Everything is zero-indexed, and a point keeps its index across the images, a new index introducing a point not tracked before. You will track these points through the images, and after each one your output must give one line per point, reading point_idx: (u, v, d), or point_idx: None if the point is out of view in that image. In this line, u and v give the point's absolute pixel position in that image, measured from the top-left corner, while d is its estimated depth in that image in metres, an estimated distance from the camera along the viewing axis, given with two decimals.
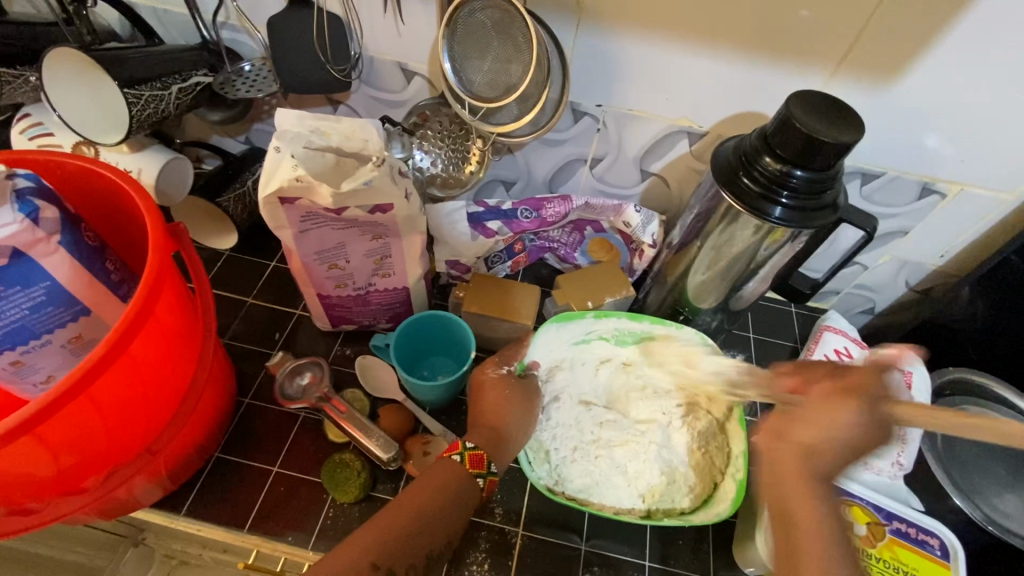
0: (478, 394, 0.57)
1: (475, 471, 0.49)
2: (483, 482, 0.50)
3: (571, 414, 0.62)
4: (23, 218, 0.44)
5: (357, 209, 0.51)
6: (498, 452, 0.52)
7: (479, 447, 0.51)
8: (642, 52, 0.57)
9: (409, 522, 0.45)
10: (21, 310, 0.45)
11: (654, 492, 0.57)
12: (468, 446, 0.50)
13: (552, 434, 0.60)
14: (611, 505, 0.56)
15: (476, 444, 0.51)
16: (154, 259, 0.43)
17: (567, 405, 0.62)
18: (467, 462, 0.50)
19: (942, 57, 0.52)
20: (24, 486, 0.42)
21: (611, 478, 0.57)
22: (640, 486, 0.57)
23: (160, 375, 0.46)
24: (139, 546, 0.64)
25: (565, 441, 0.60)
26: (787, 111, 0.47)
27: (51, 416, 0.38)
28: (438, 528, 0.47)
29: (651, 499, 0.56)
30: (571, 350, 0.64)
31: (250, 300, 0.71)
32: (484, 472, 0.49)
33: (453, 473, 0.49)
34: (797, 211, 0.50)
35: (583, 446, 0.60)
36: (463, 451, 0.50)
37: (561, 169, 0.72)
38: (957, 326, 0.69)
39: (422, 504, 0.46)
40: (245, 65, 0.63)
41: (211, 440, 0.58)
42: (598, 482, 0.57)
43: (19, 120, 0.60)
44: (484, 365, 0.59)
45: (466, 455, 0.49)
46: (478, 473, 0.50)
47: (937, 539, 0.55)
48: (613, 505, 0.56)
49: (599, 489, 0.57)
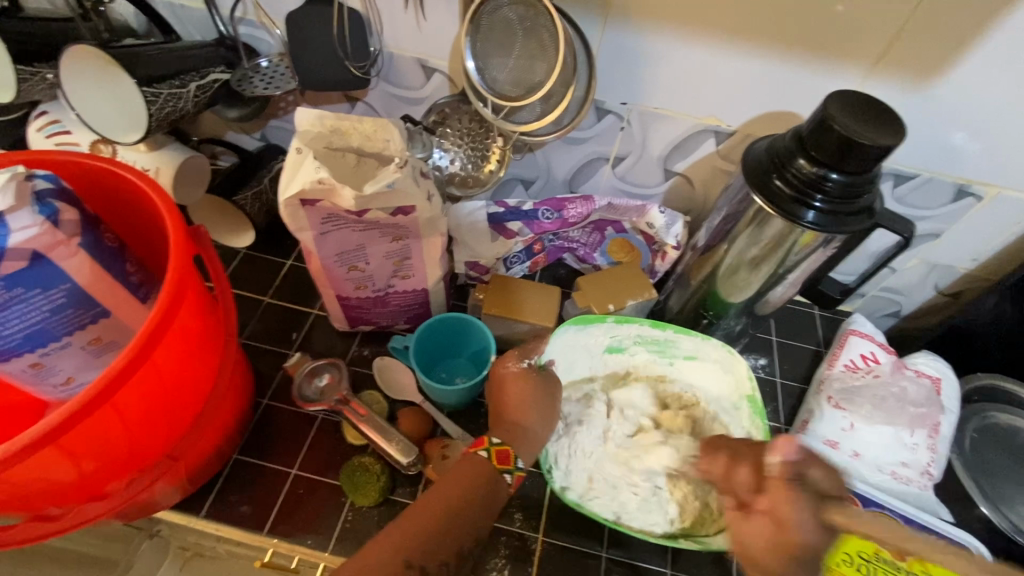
0: (498, 390, 0.55)
1: (502, 467, 0.49)
2: (511, 478, 0.50)
3: (594, 440, 0.59)
4: (43, 220, 0.43)
5: (379, 211, 0.50)
6: (520, 447, 0.52)
7: (506, 443, 0.50)
8: (671, 49, 0.55)
9: (442, 518, 0.45)
10: (42, 312, 0.45)
11: (686, 517, 0.55)
12: (495, 441, 0.50)
13: (568, 468, 0.57)
14: (634, 525, 0.55)
15: (502, 439, 0.51)
16: (176, 265, 0.42)
17: (589, 436, 0.59)
18: (494, 458, 0.49)
19: (987, 54, 0.50)
20: (48, 492, 0.42)
21: (640, 499, 0.56)
22: (670, 510, 0.56)
23: (182, 381, 0.46)
24: (154, 538, 0.61)
25: (587, 453, 0.58)
26: (824, 113, 0.45)
27: (76, 425, 0.38)
28: (469, 523, 0.46)
29: (682, 522, 0.55)
30: (595, 358, 0.64)
31: (266, 299, 0.71)
32: (511, 468, 0.49)
33: (481, 470, 0.48)
34: (831, 215, 0.49)
35: (614, 476, 0.57)
36: (489, 446, 0.50)
37: (583, 168, 0.70)
38: (985, 334, 0.67)
39: (450, 498, 0.46)
40: (262, 61, 0.62)
41: (229, 442, 0.57)
42: (627, 505, 0.56)
43: (36, 117, 0.60)
44: (504, 358, 0.57)
45: (493, 451, 0.49)
46: (504, 469, 0.49)
47: (968, 552, 0.55)
48: (636, 525, 0.55)
49: (626, 508, 0.56)
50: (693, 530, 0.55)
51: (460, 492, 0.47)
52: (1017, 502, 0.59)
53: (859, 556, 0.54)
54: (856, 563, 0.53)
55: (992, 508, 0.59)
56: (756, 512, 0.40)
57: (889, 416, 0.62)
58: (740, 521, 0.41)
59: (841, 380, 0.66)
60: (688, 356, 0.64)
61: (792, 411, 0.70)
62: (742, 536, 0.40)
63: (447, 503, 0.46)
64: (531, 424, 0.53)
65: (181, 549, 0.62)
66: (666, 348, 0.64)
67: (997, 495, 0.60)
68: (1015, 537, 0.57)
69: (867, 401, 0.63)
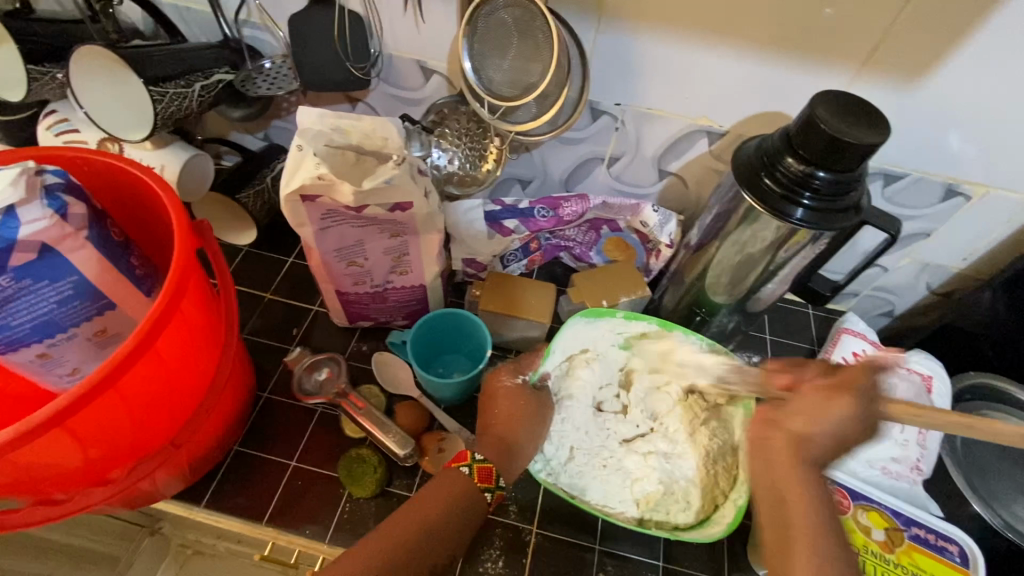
0: (490, 402, 0.57)
1: (484, 485, 0.50)
2: (492, 497, 0.50)
3: (585, 415, 0.61)
4: (52, 214, 0.44)
5: (377, 207, 0.51)
6: (506, 462, 0.53)
7: (489, 461, 0.51)
8: (663, 50, 0.57)
9: (413, 536, 0.46)
10: (49, 303, 0.46)
11: (649, 500, 0.57)
12: (477, 458, 0.51)
13: (554, 438, 0.59)
14: (594, 499, 0.57)
15: (485, 456, 0.52)
16: (180, 257, 0.44)
17: (582, 406, 0.61)
18: (476, 475, 0.50)
19: (971, 56, 0.51)
20: (53, 477, 0.43)
21: (608, 479, 0.58)
22: (636, 490, 0.57)
23: (183, 370, 0.47)
24: (156, 535, 0.65)
25: (568, 440, 0.59)
26: (811, 112, 0.46)
27: (81, 409, 0.39)
28: (442, 540, 0.47)
29: (646, 506, 0.57)
30: (603, 349, 0.63)
31: (267, 296, 0.72)
32: (492, 487, 0.50)
33: (461, 485, 0.49)
34: (819, 212, 0.50)
35: (593, 450, 0.60)
36: (472, 463, 0.50)
37: (578, 168, 0.71)
38: (977, 332, 0.67)
39: (424, 517, 0.47)
40: (266, 62, 0.63)
41: (230, 433, 0.58)
42: (596, 479, 0.58)
43: (45, 116, 0.62)
44: (499, 371, 0.60)
45: (475, 468, 0.49)
46: (487, 486, 0.50)
47: (957, 546, 0.55)
48: (600, 502, 0.57)
49: (594, 487, 0.58)
50: (653, 513, 0.56)
51: (439, 508, 0.47)
52: (1011, 501, 0.60)
53: None
54: None
55: (985, 506, 0.59)
56: (807, 391, 0.42)
57: None
58: (800, 407, 0.42)
59: None
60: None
61: None
62: (798, 406, 0.42)
63: (423, 522, 0.46)
64: (519, 442, 0.54)
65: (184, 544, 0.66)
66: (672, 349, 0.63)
67: (989, 493, 0.61)
68: (1005, 533, 0.58)
69: None
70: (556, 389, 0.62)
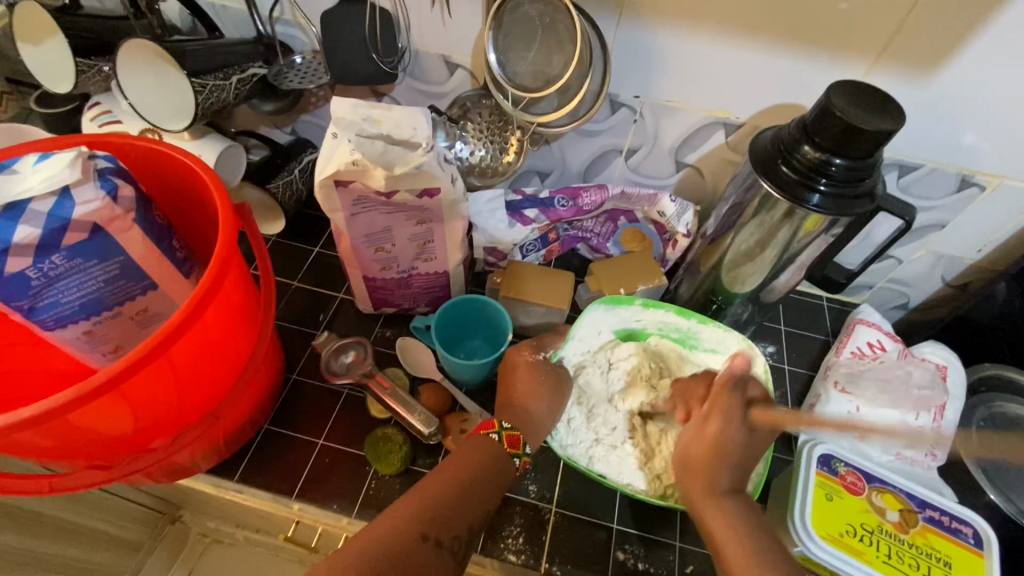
0: (507, 371, 0.59)
1: (513, 450, 0.52)
2: (520, 463, 0.52)
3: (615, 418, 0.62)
4: (104, 195, 0.47)
5: (406, 193, 0.54)
6: (530, 434, 0.55)
7: (516, 427, 0.53)
8: (681, 43, 0.59)
9: (452, 495, 0.47)
10: (98, 282, 0.49)
11: (674, 479, 0.58)
12: (505, 425, 0.53)
13: (572, 430, 0.60)
14: (625, 482, 0.58)
15: (512, 424, 0.53)
16: (224, 237, 0.46)
17: (599, 400, 0.62)
18: (505, 441, 0.52)
19: (983, 48, 0.52)
20: (103, 442, 0.45)
21: (641, 471, 0.59)
22: (659, 469, 0.59)
23: (225, 344, 0.49)
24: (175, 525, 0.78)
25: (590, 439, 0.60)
26: (827, 100, 0.48)
27: (133, 376, 0.41)
28: (478, 501, 0.48)
29: (670, 482, 0.58)
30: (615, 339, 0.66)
31: (295, 283, 0.75)
32: (521, 452, 0.52)
33: (492, 450, 0.51)
34: (835, 199, 0.51)
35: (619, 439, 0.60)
36: (500, 430, 0.52)
37: (596, 160, 0.73)
38: (992, 323, 0.68)
39: (461, 476, 0.48)
40: (297, 57, 0.67)
41: (262, 412, 0.61)
42: (622, 466, 0.59)
43: (89, 108, 0.65)
44: (519, 347, 0.61)
45: (504, 433, 0.51)
46: (515, 452, 0.52)
47: (971, 528, 0.56)
48: (632, 487, 0.58)
49: (628, 477, 0.58)
50: (677, 487, 0.58)
51: (471, 468, 0.49)
52: None
53: (863, 528, 0.55)
54: (859, 535, 0.54)
55: (1001, 496, 0.60)
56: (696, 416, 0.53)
57: (895, 400, 0.64)
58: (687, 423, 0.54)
59: (848, 365, 0.68)
60: (711, 349, 0.66)
61: (799, 395, 0.72)
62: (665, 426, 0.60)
63: (459, 478, 0.48)
64: (540, 413, 0.56)
65: (201, 535, 0.80)
66: (688, 338, 0.66)
67: (1005, 483, 0.61)
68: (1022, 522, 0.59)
69: (871, 385, 0.65)
70: (575, 379, 0.63)
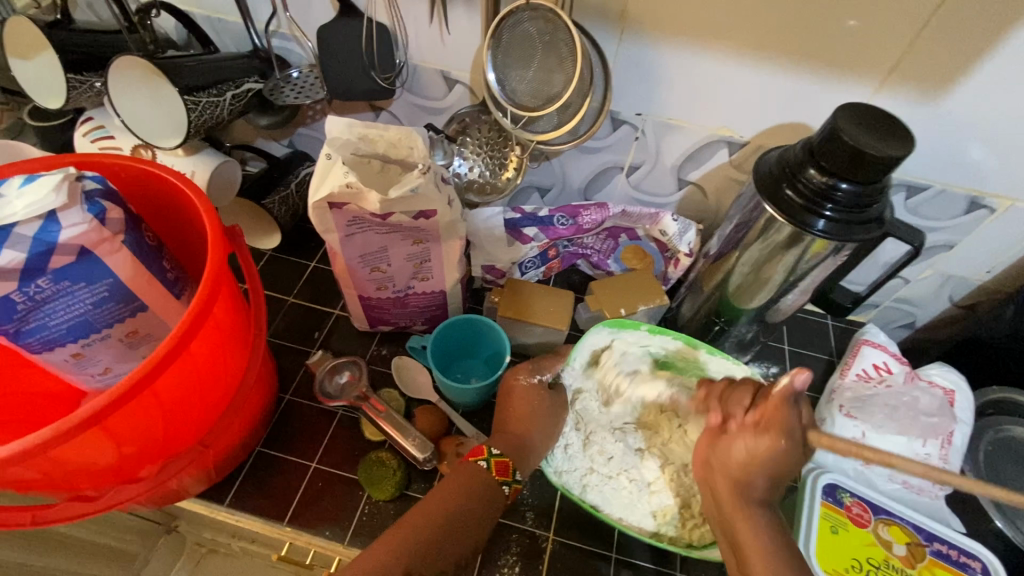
0: (507, 402, 0.58)
1: (501, 478, 0.51)
2: (509, 490, 0.51)
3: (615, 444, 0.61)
4: (91, 218, 0.46)
5: (402, 214, 0.53)
6: (521, 462, 0.53)
7: (505, 455, 0.52)
8: (684, 61, 0.57)
9: (434, 529, 0.46)
10: (86, 304, 0.48)
11: (666, 513, 0.57)
12: (494, 453, 0.51)
13: (568, 457, 0.59)
14: (616, 515, 0.57)
15: (501, 450, 0.52)
16: (213, 261, 0.45)
17: (599, 428, 0.62)
18: (494, 469, 0.51)
19: (997, 68, 0.50)
20: (88, 473, 0.44)
21: (635, 499, 0.58)
22: (653, 504, 0.57)
23: (214, 370, 0.48)
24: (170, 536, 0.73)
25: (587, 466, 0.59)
26: (833, 123, 0.47)
27: (118, 409, 0.40)
28: (463, 536, 0.47)
29: (662, 519, 0.57)
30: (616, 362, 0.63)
31: (290, 300, 0.74)
32: (509, 480, 0.51)
33: (479, 480, 0.50)
34: (841, 224, 0.50)
35: (616, 465, 0.59)
36: (489, 457, 0.51)
37: (597, 176, 0.72)
38: (1002, 347, 0.66)
39: (446, 510, 0.47)
40: (293, 72, 0.63)
41: (254, 434, 0.60)
42: (615, 497, 0.58)
43: (82, 123, 0.64)
44: (517, 371, 0.60)
45: (492, 462, 0.50)
46: (504, 480, 0.51)
47: (979, 562, 0.54)
48: (622, 518, 0.57)
49: (620, 506, 0.57)
50: (669, 528, 0.56)
51: (456, 502, 0.48)
52: None
53: (868, 562, 0.53)
54: (863, 569, 0.53)
55: (1007, 522, 0.58)
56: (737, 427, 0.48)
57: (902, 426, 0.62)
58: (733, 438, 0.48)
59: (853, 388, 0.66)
60: None
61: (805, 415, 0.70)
62: (732, 442, 0.48)
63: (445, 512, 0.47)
64: (532, 439, 0.55)
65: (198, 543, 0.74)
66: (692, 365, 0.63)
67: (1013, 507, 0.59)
68: None
69: (878, 411, 0.63)
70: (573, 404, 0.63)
